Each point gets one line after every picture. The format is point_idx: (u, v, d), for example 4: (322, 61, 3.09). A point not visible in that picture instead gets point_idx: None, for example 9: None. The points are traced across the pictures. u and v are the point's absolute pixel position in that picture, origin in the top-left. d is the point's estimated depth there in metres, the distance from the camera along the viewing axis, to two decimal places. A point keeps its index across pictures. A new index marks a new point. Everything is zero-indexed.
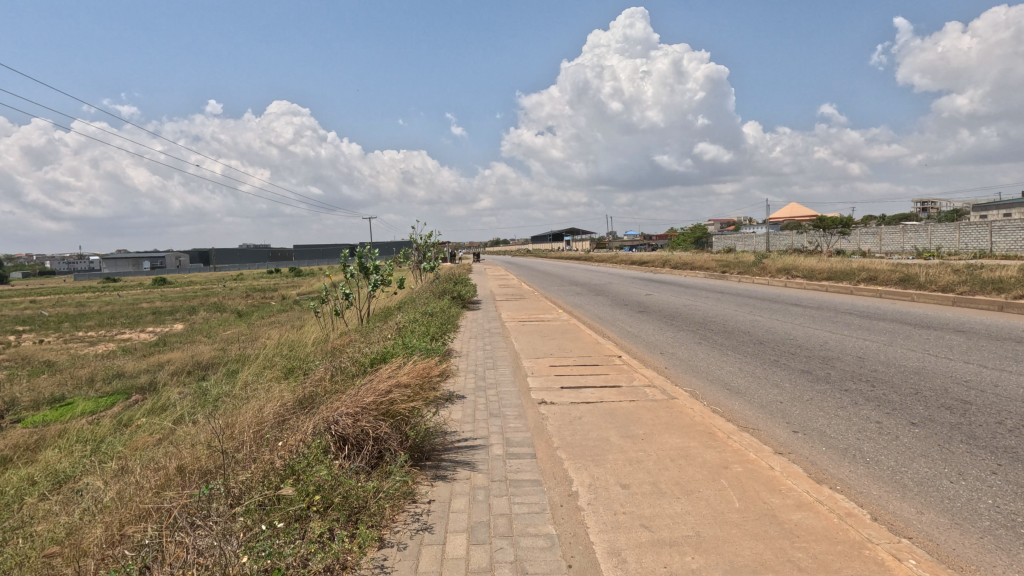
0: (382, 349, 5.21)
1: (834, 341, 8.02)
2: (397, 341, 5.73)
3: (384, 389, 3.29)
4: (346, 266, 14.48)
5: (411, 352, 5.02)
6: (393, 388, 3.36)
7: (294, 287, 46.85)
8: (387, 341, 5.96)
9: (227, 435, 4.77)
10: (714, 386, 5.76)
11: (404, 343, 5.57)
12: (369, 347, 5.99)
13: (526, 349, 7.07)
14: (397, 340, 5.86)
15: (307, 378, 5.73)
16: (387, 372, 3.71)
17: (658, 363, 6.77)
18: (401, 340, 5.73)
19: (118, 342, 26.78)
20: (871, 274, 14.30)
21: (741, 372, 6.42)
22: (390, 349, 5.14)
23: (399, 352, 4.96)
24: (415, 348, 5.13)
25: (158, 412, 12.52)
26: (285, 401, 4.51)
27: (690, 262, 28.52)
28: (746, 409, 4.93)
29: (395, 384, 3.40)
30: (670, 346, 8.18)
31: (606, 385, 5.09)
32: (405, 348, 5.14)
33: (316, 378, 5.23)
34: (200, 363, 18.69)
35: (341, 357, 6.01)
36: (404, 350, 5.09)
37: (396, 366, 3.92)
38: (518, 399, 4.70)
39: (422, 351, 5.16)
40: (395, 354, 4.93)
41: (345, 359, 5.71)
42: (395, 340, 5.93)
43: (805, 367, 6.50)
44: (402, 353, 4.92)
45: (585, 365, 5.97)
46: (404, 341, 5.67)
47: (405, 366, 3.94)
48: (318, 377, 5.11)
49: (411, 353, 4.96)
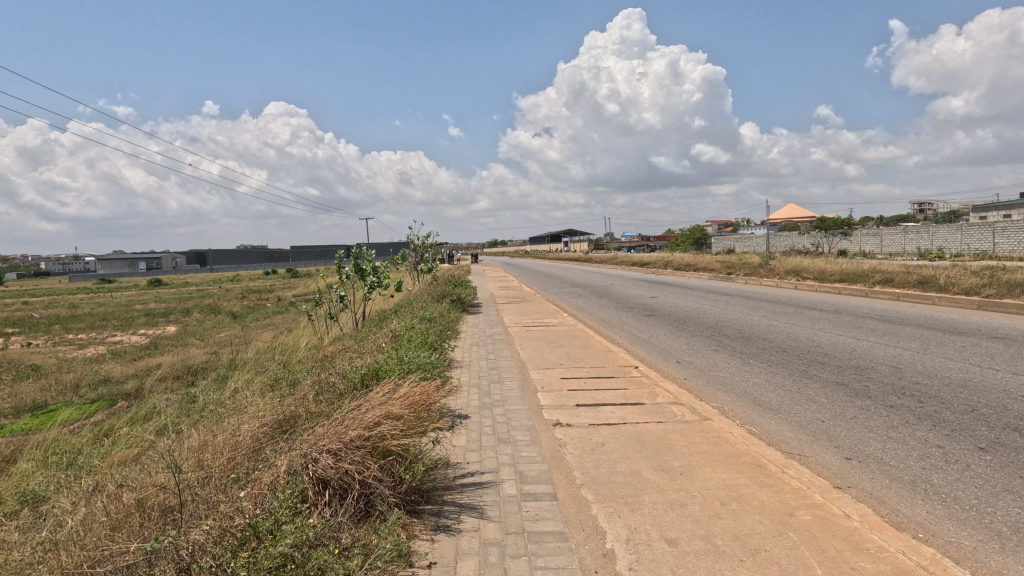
0: (375, 362, 4.62)
1: (863, 348, 7.46)
2: (394, 353, 5.13)
3: (371, 420, 2.72)
4: (342, 267, 13.91)
5: (410, 370, 4.43)
6: (384, 418, 2.79)
7: (290, 288, 46.12)
8: (381, 352, 5.36)
9: (198, 462, 4.19)
10: (744, 402, 5.20)
11: (401, 355, 4.98)
12: (362, 358, 5.43)
13: (534, 359, 6.51)
14: (393, 351, 5.27)
15: (294, 392, 5.16)
16: (378, 395, 3.15)
17: (678, 375, 6.22)
18: (398, 351, 5.15)
19: (108, 345, 26.11)
20: (886, 276, 13.77)
21: (769, 386, 5.88)
22: (385, 363, 4.54)
23: (396, 368, 4.36)
24: (414, 365, 4.54)
25: (144, 420, 11.95)
26: (264, 425, 3.94)
27: (693, 263, 27.98)
28: (786, 431, 4.37)
29: (388, 412, 2.83)
30: (688, 355, 7.62)
31: (627, 402, 4.52)
32: (403, 364, 4.54)
33: (302, 394, 4.65)
34: (190, 368, 18.02)
35: (331, 369, 5.44)
36: (400, 365, 4.50)
37: (387, 388, 3.35)
38: (529, 420, 4.13)
39: (422, 368, 4.56)
40: (393, 371, 4.33)
41: (335, 372, 5.14)
42: (392, 351, 5.35)
43: (838, 379, 5.96)
44: (400, 371, 4.32)
45: (601, 378, 5.39)
46: (401, 353, 5.08)
47: (400, 387, 3.37)
48: (305, 395, 4.55)
49: (408, 369, 4.40)
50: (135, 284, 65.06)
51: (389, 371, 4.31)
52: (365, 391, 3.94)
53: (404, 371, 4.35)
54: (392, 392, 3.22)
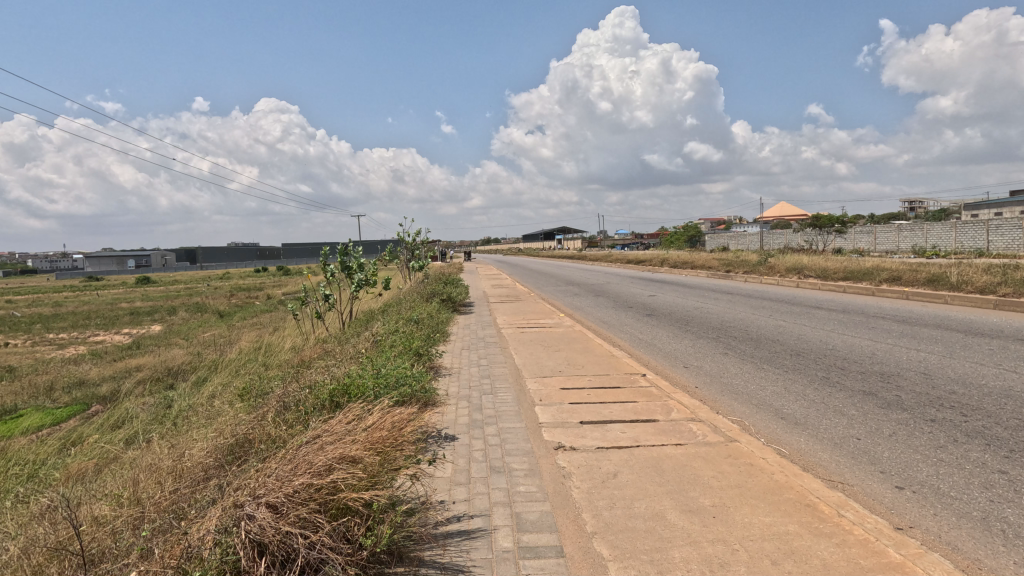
0: (348, 375, 3.99)
1: (883, 352, 6.93)
2: (373, 363, 4.51)
3: (322, 464, 2.15)
4: (327, 265, 13.26)
5: (388, 390, 3.79)
6: (339, 461, 2.20)
7: (280, 286, 45.21)
8: (358, 362, 4.71)
9: (139, 490, 3.58)
10: (766, 416, 4.65)
11: (380, 366, 4.35)
12: (338, 367, 4.83)
13: (529, 365, 5.92)
14: (373, 361, 4.64)
15: (259, 408, 4.51)
16: (339, 425, 2.57)
17: (688, 384, 5.66)
18: (376, 361, 4.53)
19: (89, 346, 25.22)
20: (894, 274, 13.30)
21: (789, 396, 5.32)
22: (359, 375, 3.91)
23: (372, 385, 3.73)
24: (393, 381, 3.90)
25: (117, 427, 11.25)
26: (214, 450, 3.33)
27: (689, 261, 27.50)
28: (822, 453, 3.80)
29: (347, 451, 2.26)
30: (695, 359, 7.05)
31: (638, 419, 3.95)
32: (381, 377, 3.91)
33: (265, 411, 4.03)
34: (170, 370, 17.25)
35: (302, 380, 4.79)
36: (376, 378, 3.88)
37: (353, 415, 2.76)
38: (527, 442, 3.55)
39: (400, 387, 3.92)
40: (367, 389, 3.69)
41: (305, 384, 4.51)
42: (371, 361, 4.71)
43: (865, 387, 5.42)
44: (376, 390, 3.69)
45: (606, 388, 4.81)
46: (382, 364, 4.46)
47: (369, 415, 2.78)
48: (267, 411, 3.92)
49: (385, 383, 3.79)
50: (123, 283, 63.81)
51: (363, 389, 3.66)
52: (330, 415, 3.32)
53: (381, 391, 3.70)
54: (359, 421, 2.64)
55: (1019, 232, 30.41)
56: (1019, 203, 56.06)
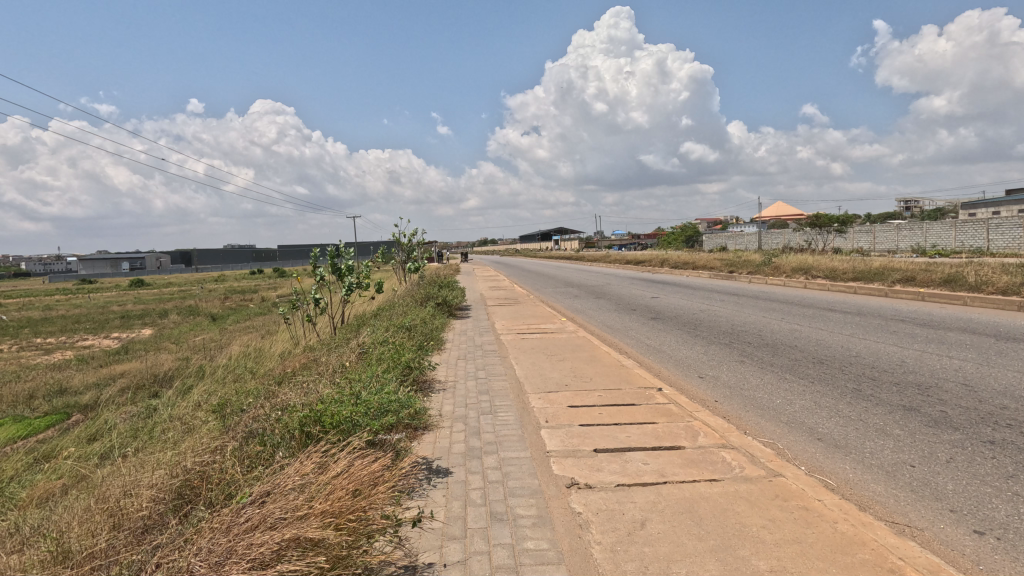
0: (322, 398, 3.38)
1: (913, 360, 6.40)
2: (355, 384, 3.88)
3: (267, 551, 1.75)
4: (317, 268, 12.67)
5: (368, 417, 3.15)
6: (289, 543, 1.80)
7: (274, 288, 44.52)
8: (338, 382, 4.09)
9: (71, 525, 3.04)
10: (802, 439, 4.12)
11: (363, 388, 3.74)
12: (316, 385, 4.27)
13: (532, 377, 5.39)
14: (355, 381, 4.02)
15: (225, 433, 3.94)
16: (297, 477, 2.14)
17: (708, 399, 5.14)
18: (359, 380, 3.97)
19: (76, 351, 24.54)
20: (907, 275, 12.79)
21: (821, 411, 4.79)
22: (334, 399, 3.29)
23: (346, 410, 3.10)
24: (373, 406, 3.25)
25: (95, 440, 10.65)
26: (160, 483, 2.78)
27: (690, 261, 27.00)
28: (875, 485, 3.27)
29: (302, 528, 1.85)
30: (710, 368, 6.52)
31: (661, 446, 3.42)
32: (359, 401, 3.28)
33: (228, 441, 3.45)
34: (156, 377, 16.59)
35: (276, 401, 4.20)
36: (358, 401, 3.28)
37: (322, 465, 2.33)
38: (535, 479, 3.00)
39: (382, 412, 3.27)
40: (340, 415, 3.05)
41: (278, 405, 3.94)
42: (353, 380, 4.10)
43: (906, 401, 4.89)
44: (352, 416, 3.05)
45: (620, 407, 4.27)
46: (366, 385, 3.85)
47: (338, 461, 2.34)
48: (230, 443, 3.34)
49: (367, 409, 3.18)
50: (116, 286, 63.07)
51: (336, 415, 3.02)
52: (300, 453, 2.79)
53: (357, 418, 3.05)
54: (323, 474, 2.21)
55: (1020, 231, 30.05)
56: (1017, 201, 55.73)
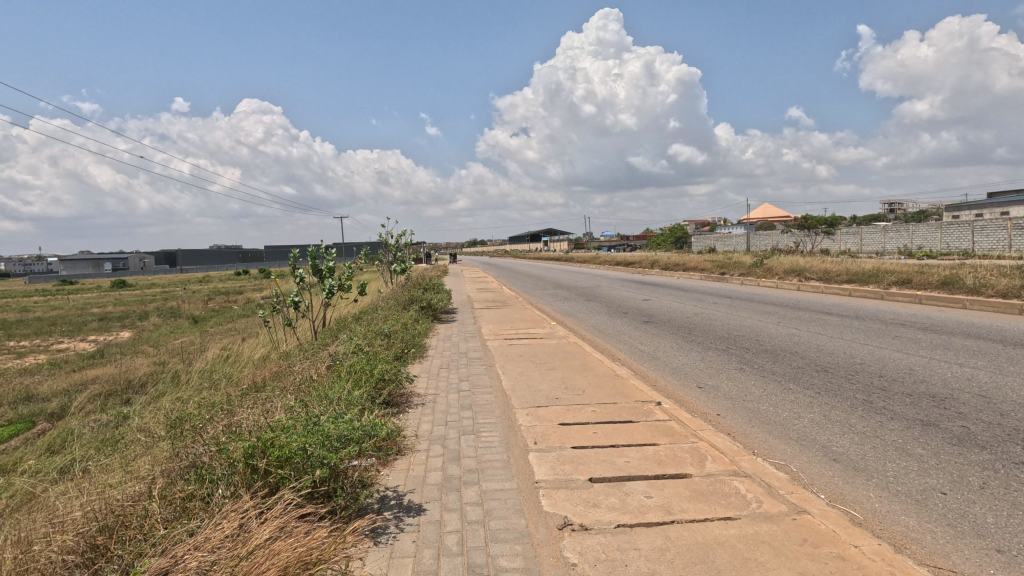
0: (274, 423, 2.88)
1: (921, 368, 6.08)
2: (316, 409, 3.38)
3: None
4: (296, 270, 12.12)
5: (326, 446, 2.66)
6: None
7: (259, 290, 43.63)
8: (297, 404, 3.57)
9: None
10: (816, 459, 3.74)
11: (324, 414, 3.25)
12: (276, 406, 3.78)
13: (519, 389, 4.97)
14: (318, 405, 3.53)
15: (167, 462, 3.42)
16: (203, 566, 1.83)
17: (710, 412, 4.76)
18: (323, 404, 3.50)
19: (49, 355, 23.61)
20: (903, 278, 12.55)
21: (832, 427, 4.42)
22: (287, 425, 2.79)
23: (299, 439, 2.60)
24: (332, 434, 2.76)
25: (59, 450, 10.04)
26: (72, 527, 2.31)
27: (681, 263, 26.76)
28: (906, 518, 2.89)
29: None
30: (709, 377, 6.15)
31: (665, 474, 3.01)
32: (317, 428, 2.79)
33: (164, 474, 2.95)
34: (129, 383, 15.86)
35: (227, 423, 3.68)
36: (317, 428, 2.81)
37: (240, 543, 2.00)
38: (521, 518, 2.58)
39: (343, 440, 2.78)
40: (292, 446, 2.55)
41: (230, 428, 3.45)
42: (315, 404, 3.60)
43: (922, 415, 4.54)
44: (305, 447, 2.55)
45: (616, 425, 3.86)
46: (329, 410, 3.36)
47: (261, 539, 2.01)
48: (164, 479, 2.84)
49: (327, 439, 2.71)
50: (96, 287, 61.55)
51: (286, 446, 2.52)
52: (237, 500, 2.36)
53: (312, 449, 2.56)
54: (235, 560, 1.87)
55: (1005, 233, 30.20)
56: (1000, 203, 56.29)
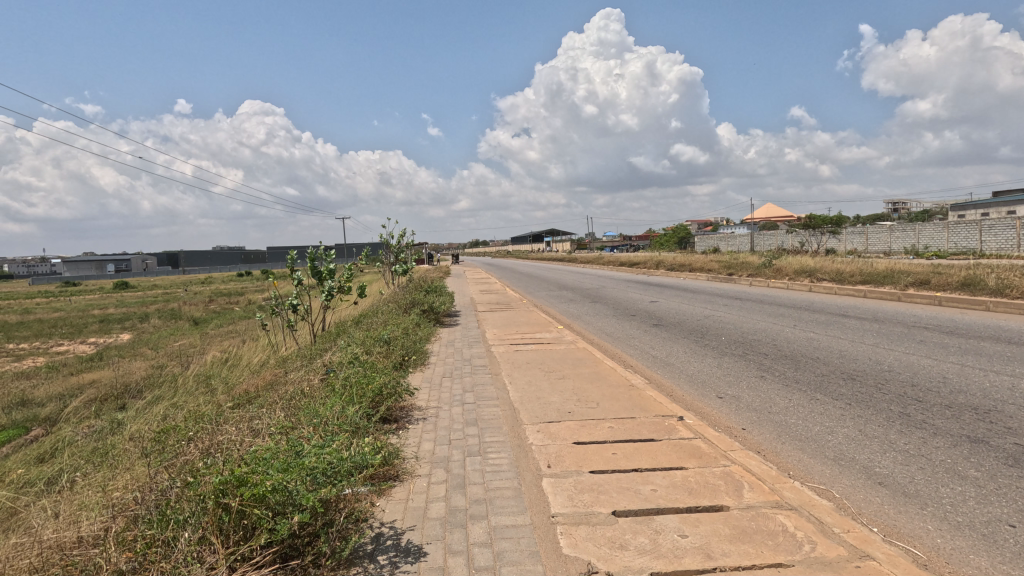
0: (249, 454, 2.52)
1: (955, 375, 5.70)
2: (300, 435, 3.02)
3: None
4: (294, 272, 11.75)
5: (309, 483, 2.32)
6: None
7: (261, 291, 43.40)
8: (279, 427, 3.20)
9: None
10: (860, 483, 3.37)
11: (309, 440, 2.89)
12: (262, 427, 3.43)
13: (529, 401, 4.62)
14: (303, 429, 3.17)
15: (133, 493, 3.05)
16: None
17: (734, 427, 4.40)
18: (311, 429, 3.14)
19: (49, 357, 23.36)
20: (920, 279, 12.14)
21: (870, 443, 4.05)
22: (264, 456, 2.44)
23: (276, 474, 2.25)
24: (316, 468, 2.41)
25: (51, 458, 9.71)
26: None
27: (686, 263, 26.37)
28: (975, 558, 2.53)
29: None
30: (728, 386, 5.79)
31: (698, 507, 2.65)
32: (299, 459, 2.44)
33: (122, 513, 2.56)
34: (126, 387, 15.53)
35: (203, 447, 3.30)
36: (299, 459, 2.46)
37: None
38: (536, 563, 2.22)
39: (329, 474, 2.43)
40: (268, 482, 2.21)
41: (206, 453, 3.09)
42: (300, 427, 3.24)
43: (968, 431, 4.15)
44: (285, 483, 2.21)
45: (637, 445, 3.50)
46: (314, 437, 3.00)
47: None
48: (120, 524, 2.45)
49: (311, 472, 2.36)
50: (99, 288, 61.44)
51: (261, 483, 2.17)
52: (206, 558, 2.02)
53: (292, 486, 2.22)
54: None
55: (1013, 232, 29.76)
56: (1005, 202, 55.84)
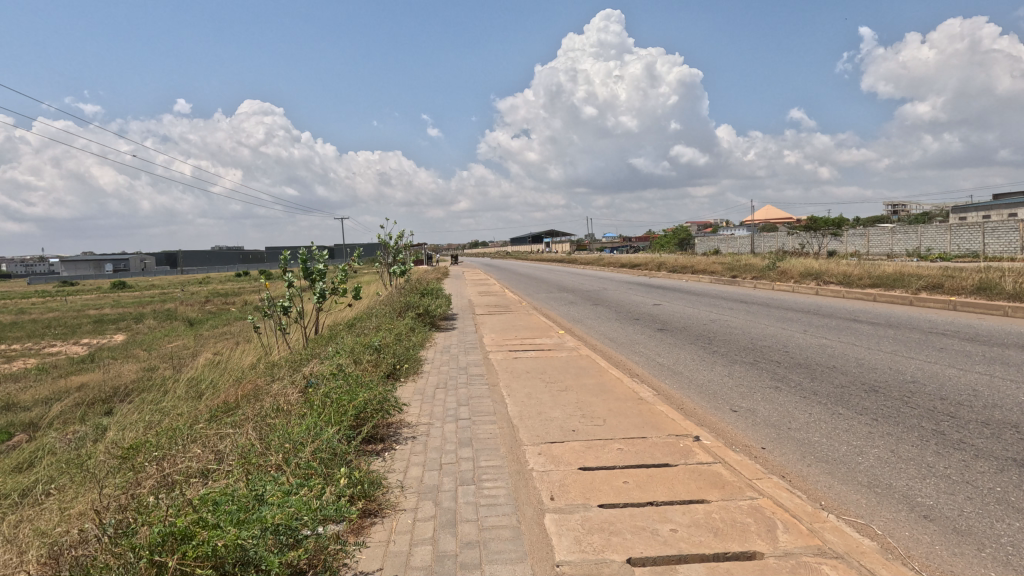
0: (201, 497, 2.18)
1: (985, 388, 5.32)
2: (266, 473, 2.67)
3: None
4: (285, 272, 11.33)
5: (270, 540, 2.00)
6: None
7: (258, 292, 42.93)
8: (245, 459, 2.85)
9: None
10: (903, 517, 2.98)
11: (277, 479, 2.56)
12: (229, 457, 3.07)
13: (530, 417, 4.22)
14: (272, 464, 2.82)
15: (69, 531, 2.68)
16: None
17: (753, 447, 4.03)
18: (280, 464, 2.79)
19: (39, 359, 22.90)
20: (931, 282, 11.77)
21: (906, 467, 3.67)
22: (217, 501, 2.11)
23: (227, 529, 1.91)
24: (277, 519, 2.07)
25: (29, 468, 9.25)
26: None
27: (687, 265, 25.98)
28: None
29: None
30: (742, 398, 5.40)
31: (727, 554, 2.26)
32: (259, 509, 2.11)
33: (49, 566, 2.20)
34: (114, 391, 15.06)
35: (158, 477, 2.94)
36: (258, 508, 2.12)
37: None
38: None
39: (294, 525, 2.10)
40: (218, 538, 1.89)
41: (160, 489, 2.74)
42: (270, 459, 2.88)
43: (1013, 453, 3.77)
44: (236, 540, 1.87)
45: (651, 472, 3.11)
46: (284, 475, 2.65)
47: None
48: None
49: (270, 524, 2.02)
50: (95, 287, 60.96)
51: (206, 540, 1.84)
52: None
53: (247, 544, 1.90)
54: None
55: (1015, 235, 29.40)
56: (1005, 205, 55.47)
